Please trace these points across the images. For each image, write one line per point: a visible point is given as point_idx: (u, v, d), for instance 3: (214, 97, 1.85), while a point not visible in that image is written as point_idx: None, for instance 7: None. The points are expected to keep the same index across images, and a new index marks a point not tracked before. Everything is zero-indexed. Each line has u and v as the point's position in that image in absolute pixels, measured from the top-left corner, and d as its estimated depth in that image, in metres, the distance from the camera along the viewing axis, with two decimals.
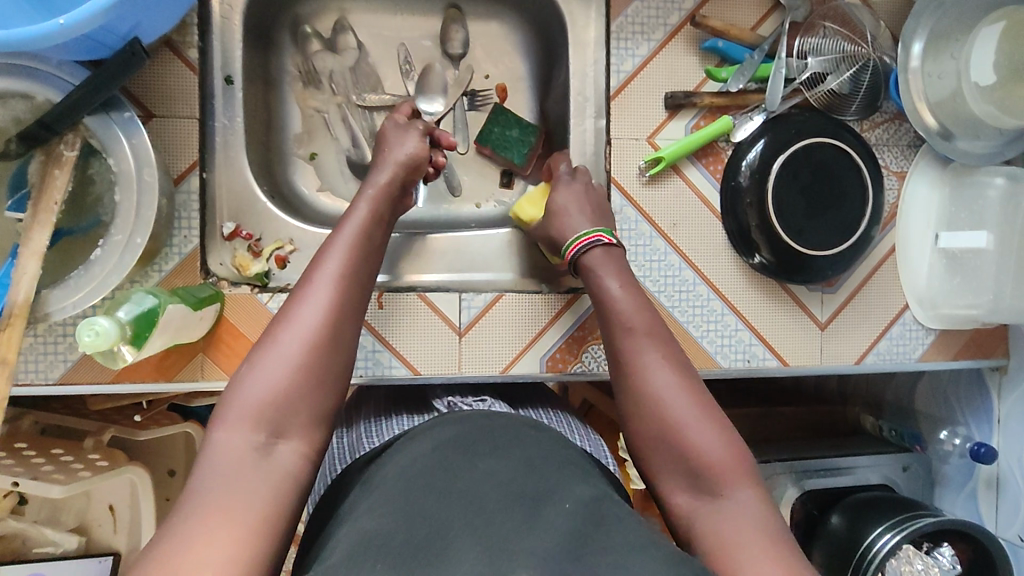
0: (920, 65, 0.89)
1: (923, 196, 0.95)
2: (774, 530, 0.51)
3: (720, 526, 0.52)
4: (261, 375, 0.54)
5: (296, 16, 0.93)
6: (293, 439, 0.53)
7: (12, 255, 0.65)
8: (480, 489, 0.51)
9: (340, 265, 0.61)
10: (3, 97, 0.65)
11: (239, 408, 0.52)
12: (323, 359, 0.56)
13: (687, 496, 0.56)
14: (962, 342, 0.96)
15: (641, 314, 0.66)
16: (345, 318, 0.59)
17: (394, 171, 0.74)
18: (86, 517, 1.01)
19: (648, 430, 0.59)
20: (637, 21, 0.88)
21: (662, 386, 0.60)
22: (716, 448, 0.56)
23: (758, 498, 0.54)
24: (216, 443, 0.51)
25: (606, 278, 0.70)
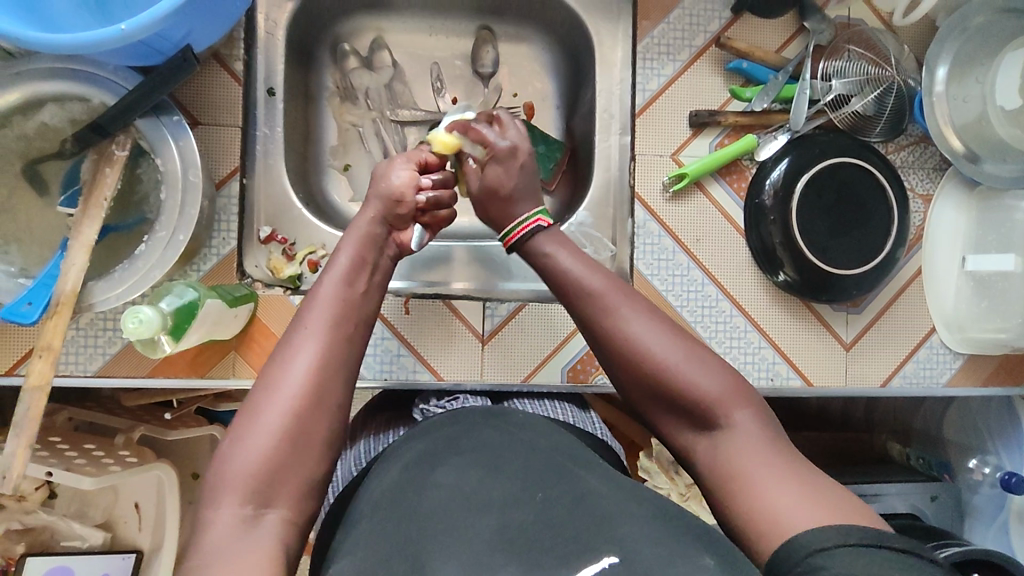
0: (945, 89, 0.89)
1: (951, 219, 0.94)
2: (771, 442, 0.57)
3: (726, 453, 0.57)
4: (248, 448, 0.54)
5: (335, 36, 0.98)
6: (280, 506, 0.54)
7: (61, 248, 0.69)
8: (444, 503, 0.53)
9: (314, 318, 0.60)
10: (62, 100, 0.70)
11: (227, 482, 0.53)
12: (307, 428, 0.56)
13: (689, 431, 0.60)
14: (993, 367, 0.94)
15: (608, 273, 0.66)
16: (331, 380, 0.58)
17: (375, 215, 0.71)
18: (112, 514, 1.04)
19: (633, 375, 0.62)
20: (663, 42, 0.91)
21: (638, 332, 0.62)
22: (708, 381, 0.59)
23: (756, 416, 0.59)
24: (208, 521, 0.52)
25: (549, 245, 0.70)
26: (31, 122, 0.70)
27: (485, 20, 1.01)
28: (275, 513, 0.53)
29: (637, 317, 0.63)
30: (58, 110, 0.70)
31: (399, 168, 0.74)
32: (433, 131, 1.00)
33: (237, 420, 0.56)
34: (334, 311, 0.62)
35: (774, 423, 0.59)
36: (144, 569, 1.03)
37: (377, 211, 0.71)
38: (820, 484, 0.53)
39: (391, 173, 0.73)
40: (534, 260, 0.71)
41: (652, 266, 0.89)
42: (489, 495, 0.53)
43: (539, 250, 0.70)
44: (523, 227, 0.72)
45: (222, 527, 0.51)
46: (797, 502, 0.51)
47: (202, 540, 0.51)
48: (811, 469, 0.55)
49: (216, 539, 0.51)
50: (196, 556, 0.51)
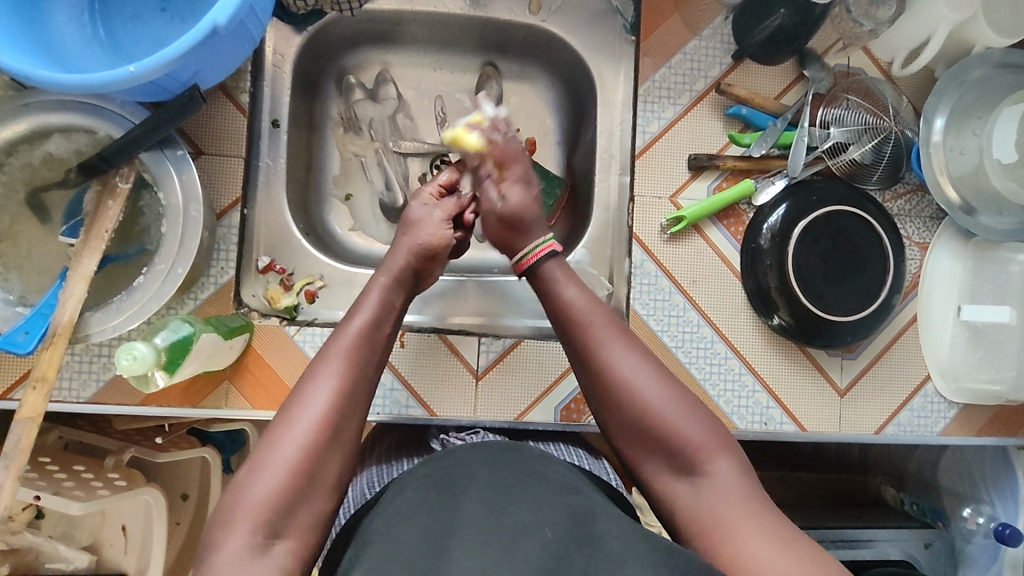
0: (942, 139, 0.90)
1: (946, 268, 0.94)
2: (753, 500, 0.57)
3: (705, 503, 0.58)
4: (263, 476, 0.55)
5: (341, 68, 1.00)
6: (290, 537, 0.54)
7: (61, 277, 0.69)
8: (462, 518, 0.54)
9: (344, 353, 0.62)
10: (68, 132, 0.71)
11: (239, 509, 0.53)
12: (320, 463, 0.57)
13: (668, 478, 0.61)
14: (986, 418, 0.94)
15: (600, 311, 0.67)
16: (347, 413, 0.59)
17: (409, 258, 0.72)
18: (98, 536, 1.03)
19: (619, 418, 0.63)
20: (663, 85, 0.92)
21: (627, 374, 0.63)
22: (692, 428, 0.61)
23: (735, 466, 0.60)
24: (218, 548, 0.52)
25: (554, 272, 0.71)
26: (35, 152, 0.71)
27: (490, 57, 1.03)
28: (285, 544, 0.54)
29: (627, 359, 0.64)
30: (63, 140, 0.71)
31: (432, 218, 0.75)
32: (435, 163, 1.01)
33: (255, 448, 0.57)
34: (355, 346, 0.63)
35: (755, 480, 0.60)
36: None
37: (412, 256, 0.72)
38: (799, 544, 0.53)
39: (422, 222, 0.75)
40: (543, 293, 0.71)
41: (647, 307, 0.90)
42: (501, 520, 0.54)
43: (550, 277, 0.71)
44: (535, 254, 0.72)
45: (231, 556, 0.51)
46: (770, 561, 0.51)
47: (211, 565, 0.51)
48: (785, 520, 0.56)
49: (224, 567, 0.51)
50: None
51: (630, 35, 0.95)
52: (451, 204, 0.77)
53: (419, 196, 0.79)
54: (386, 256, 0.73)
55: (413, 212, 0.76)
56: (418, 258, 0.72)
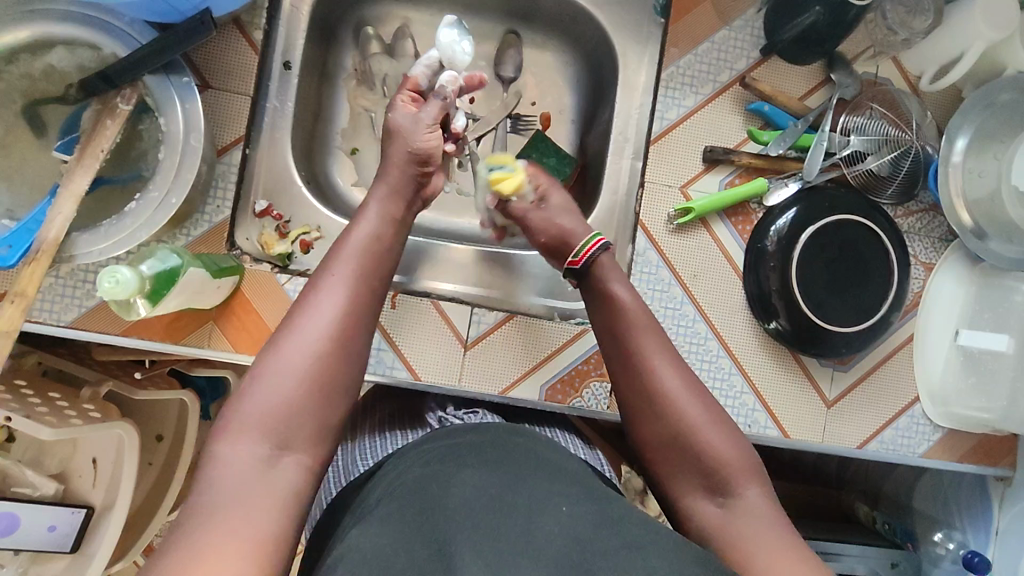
0: (962, 159, 0.89)
1: (948, 291, 0.93)
2: (780, 524, 0.58)
3: (732, 520, 0.58)
4: (265, 385, 0.55)
5: (360, 18, 0.97)
6: (298, 450, 0.54)
7: (51, 193, 0.68)
8: (464, 502, 0.52)
9: (352, 266, 0.62)
10: (73, 45, 0.69)
11: (244, 419, 0.53)
12: (329, 371, 0.56)
13: (699, 497, 0.61)
14: (970, 445, 0.93)
15: (640, 314, 0.68)
16: (351, 322, 0.59)
17: (410, 171, 0.71)
18: (68, 466, 1.02)
19: (652, 431, 0.64)
20: (687, 73, 0.90)
21: (669, 387, 0.64)
22: (727, 449, 0.61)
23: (765, 495, 0.60)
24: (220, 459, 0.52)
25: (613, 279, 0.72)
26: (36, 62, 0.69)
27: (513, 25, 1.00)
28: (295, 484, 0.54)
29: (670, 372, 0.65)
30: (66, 53, 0.69)
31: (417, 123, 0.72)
32: None
33: (258, 360, 0.57)
34: (360, 260, 0.63)
35: (781, 507, 0.61)
36: (94, 526, 1.01)
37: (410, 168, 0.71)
38: (819, 563, 0.54)
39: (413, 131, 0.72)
40: (592, 290, 0.72)
41: (645, 295, 0.88)
42: (513, 500, 0.53)
43: (602, 279, 0.72)
44: (587, 249, 0.74)
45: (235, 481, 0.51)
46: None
47: (213, 478, 0.51)
48: (814, 554, 0.55)
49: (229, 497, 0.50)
50: (201, 493, 0.50)
51: (660, 18, 0.93)
52: (437, 108, 0.73)
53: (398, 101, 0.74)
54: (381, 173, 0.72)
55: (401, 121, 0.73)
56: (415, 168, 0.71)
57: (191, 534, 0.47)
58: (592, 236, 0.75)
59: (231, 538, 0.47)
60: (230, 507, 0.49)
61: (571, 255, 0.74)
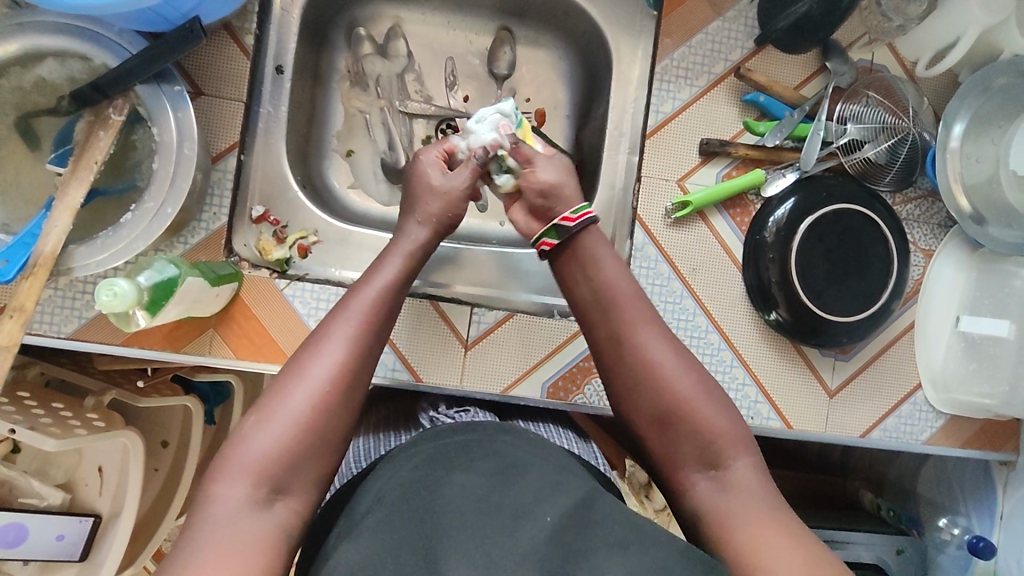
0: (959, 145, 0.88)
1: (948, 278, 0.93)
2: (769, 497, 0.58)
3: (724, 494, 0.59)
4: (268, 432, 0.55)
5: (352, 19, 0.97)
6: (291, 495, 0.55)
7: (46, 207, 0.67)
8: (454, 505, 0.53)
9: (363, 316, 0.62)
10: (63, 56, 0.68)
11: (241, 460, 0.54)
12: (327, 426, 0.57)
13: (692, 471, 0.61)
14: (973, 430, 0.93)
15: (631, 286, 0.69)
16: (358, 380, 0.60)
17: (433, 230, 0.71)
18: (74, 475, 1.02)
19: (645, 407, 0.64)
20: (681, 65, 0.89)
21: (662, 362, 0.64)
22: (719, 422, 0.62)
23: (755, 467, 0.61)
24: (219, 498, 0.53)
25: (602, 251, 0.70)
26: (28, 75, 0.69)
27: (506, 21, 1.00)
28: (286, 501, 0.55)
29: (662, 348, 0.65)
30: (57, 65, 0.68)
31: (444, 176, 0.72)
32: (440, 127, 0.99)
33: (261, 403, 0.57)
34: (374, 309, 0.63)
35: (771, 478, 0.61)
36: (102, 534, 1.02)
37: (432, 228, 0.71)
38: (807, 535, 0.54)
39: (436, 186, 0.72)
40: (579, 264, 0.70)
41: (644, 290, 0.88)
42: (501, 501, 0.53)
43: (591, 248, 0.70)
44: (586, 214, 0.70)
45: (230, 507, 0.52)
46: (782, 559, 0.52)
47: (206, 515, 0.52)
48: (802, 527, 0.56)
49: (220, 518, 0.52)
50: (195, 529, 0.51)
51: (653, 10, 0.92)
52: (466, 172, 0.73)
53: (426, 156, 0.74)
54: (399, 224, 0.72)
55: (430, 180, 0.72)
56: (443, 232, 0.72)
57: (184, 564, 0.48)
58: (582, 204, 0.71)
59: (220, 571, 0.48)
60: (221, 544, 0.50)
61: (570, 212, 0.71)
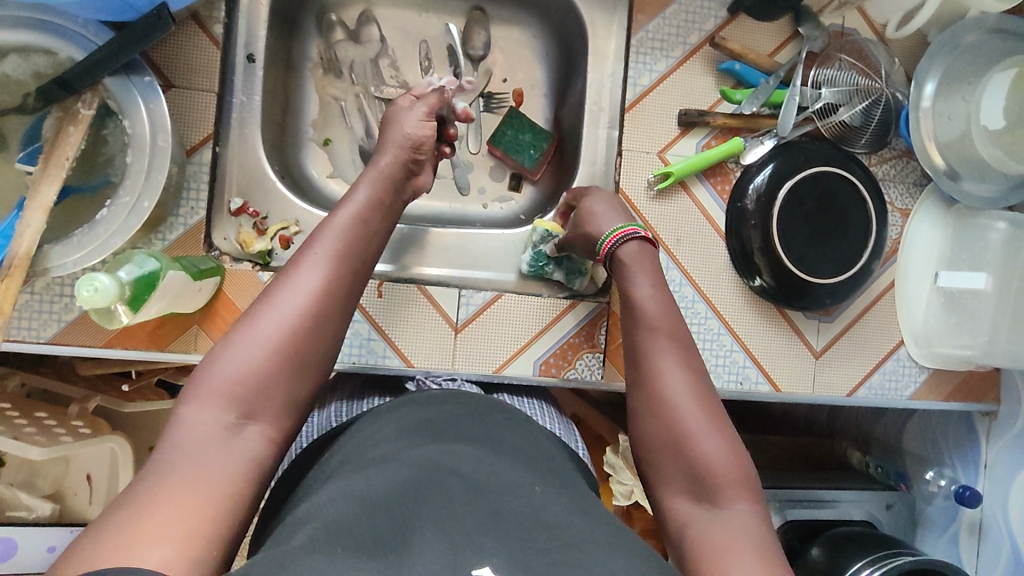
0: (931, 104, 0.89)
1: (926, 235, 0.95)
2: (770, 545, 0.53)
3: (718, 531, 0.54)
4: (238, 352, 0.55)
5: (321, 5, 0.95)
6: (262, 422, 0.54)
7: (18, 208, 0.66)
8: (437, 480, 0.52)
9: (335, 251, 0.63)
10: (26, 51, 0.66)
11: (212, 382, 0.54)
12: (299, 351, 0.57)
13: (685, 500, 0.58)
14: (955, 383, 0.96)
15: (663, 316, 0.67)
16: (328, 308, 0.60)
17: (395, 155, 0.76)
18: (62, 484, 1.01)
19: (650, 431, 0.61)
20: (656, 37, 0.89)
21: (677, 387, 0.61)
22: (723, 459, 0.58)
23: (755, 512, 0.56)
24: (185, 418, 0.52)
25: (636, 276, 0.71)
26: None
27: (477, 1, 0.99)
28: (256, 427, 0.54)
29: (682, 377, 0.62)
30: (20, 61, 0.66)
31: (413, 114, 0.79)
32: None
33: (232, 329, 0.58)
34: (344, 242, 0.65)
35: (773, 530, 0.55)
36: None
37: (396, 155, 0.76)
38: None
39: (406, 121, 0.78)
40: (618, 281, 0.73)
41: None
42: (484, 481, 0.53)
43: (626, 268, 0.73)
44: (614, 237, 0.75)
45: (200, 431, 0.51)
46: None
47: (178, 437, 0.51)
48: None
49: (194, 439, 0.51)
50: (164, 450, 0.50)
51: None
52: (431, 100, 0.81)
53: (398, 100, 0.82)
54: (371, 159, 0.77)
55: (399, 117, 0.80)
56: (404, 157, 0.76)
57: (151, 487, 0.47)
58: (617, 227, 0.76)
59: (185, 498, 0.46)
60: (191, 468, 0.49)
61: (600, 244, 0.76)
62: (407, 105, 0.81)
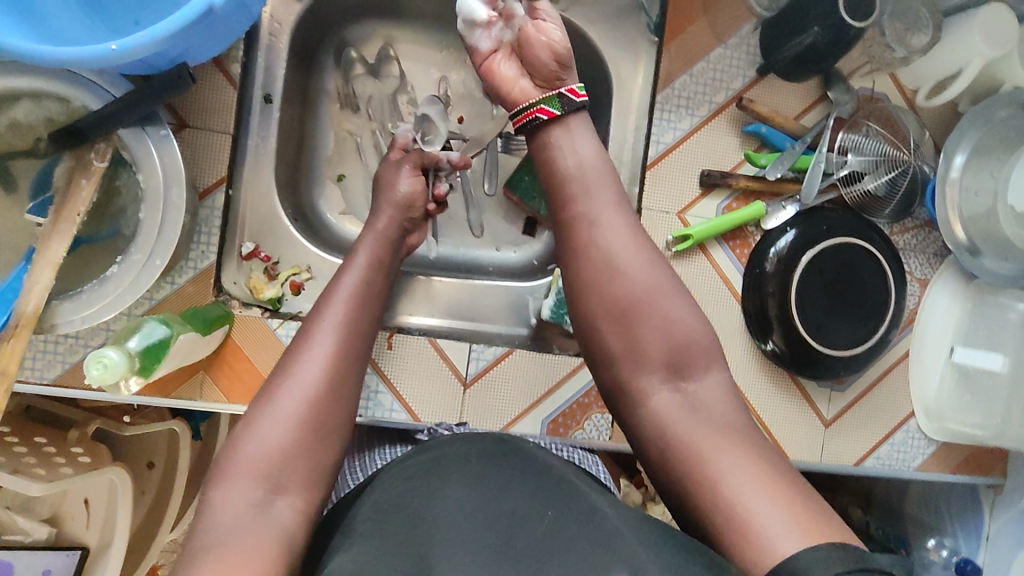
0: (959, 176, 0.88)
1: (943, 308, 0.94)
2: (734, 420, 0.60)
3: (689, 414, 0.60)
4: (262, 431, 0.56)
5: (341, 40, 0.93)
6: (291, 493, 0.55)
7: (26, 259, 0.64)
8: (444, 515, 0.52)
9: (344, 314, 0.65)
10: (38, 97, 0.64)
11: (239, 464, 0.54)
12: (322, 419, 0.58)
13: (659, 381, 0.62)
14: (963, 456, 0.95)
15: (608, 189, 0.67)
16: (342, 374, 0.62)
17: (392, 215, 0.78)
18: (59, 509, 0.99)
19: (601, 304, 0.65)
20: (683, 94, 0.88)
21: (627, 258, 0.65)
22: (686, 330, 0.63)
23: (722, 379, 0.63)
24: (219, 501, 0.53)
25: (581, 143, 0.69)
26: (1, 117, 0.64)
27: None
28: (286, 498, 0.55)
29: (628, 243, 0.65)
30: (33, 106, 0.64)
31: (401, 175, 0.81)
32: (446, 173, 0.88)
33: (252, 406, 0.58)
34: (350, 305, 0.66)
35: (739, 394, 0.63)
36: (90, 567, 0.99)
37: (392, 216, 0.78)
38: (784, 470, 0.56)
39: (397, 182, 0.80)
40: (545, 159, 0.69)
41: None
42: (494, 511, 0.52)
43: (573, 142, 0.69)
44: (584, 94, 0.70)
45: (231, 511, 0.52)
46: (767, 503, 0.52)
47: (211, 523, 0.52)
48: (777, 459, 0.57)
49: (228, 523, 0.52)
50: (200, 539, 0.51)
51: (654, 36, 0.90)
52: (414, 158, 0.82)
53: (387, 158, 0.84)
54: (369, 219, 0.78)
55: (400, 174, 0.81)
56: (398, 218, 0.78)
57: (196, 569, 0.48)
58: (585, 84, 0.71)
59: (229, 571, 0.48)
60: (225, 546, 0.50)
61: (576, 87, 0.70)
62: (393, 161, 0.83)
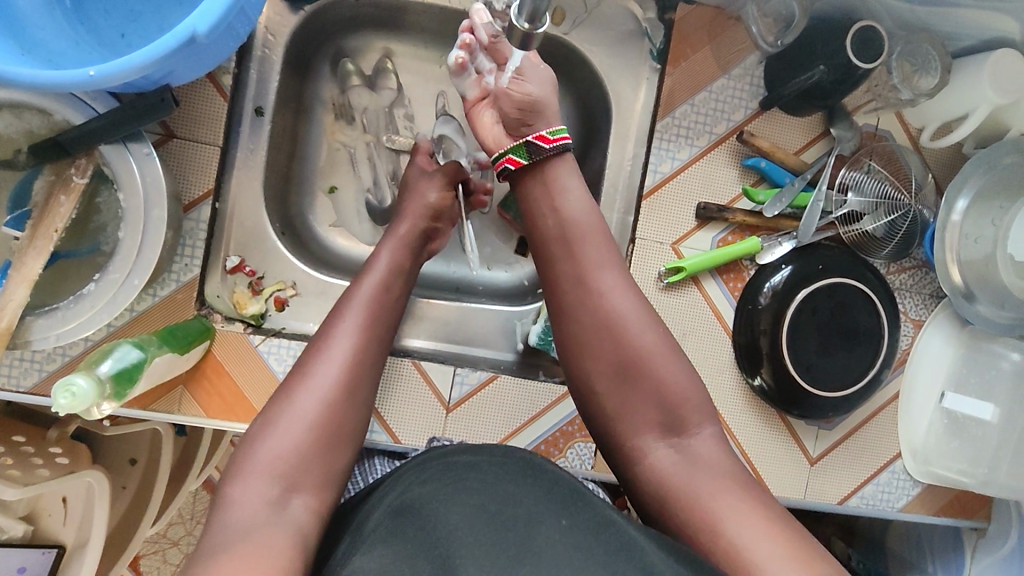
0: (961, 220, 0.86)
1: (937, 350, 0.93)
2: (730, 468, 0.59)
3: (685, 468, 0.59)
4: (276, 435, 0.56)
5: (338, 49, 0.91)
6: (306, 493, 0.54)
7: (2, 273, 0.63)
8: (463, 521, 0.50)
9: (360, 318, 0.65)
10: (19, 109, 0.62)
11: (255, 464, 0.54)
12: (334, 425, 0.58)
13: (655, 436, 0.61)
14: (947, 499, 0.94)
15: (596, 228, 0.66)
16: (359, 379, 0.61)
17: (414, 220, 0.77)
18: (36, 506, 0.98)
19: (597, 365, 0.64)
20: (683, 123, 0.86)
21: (623, 313, 0.63)
22: (681, 384, 0.62)
23: (718, 434, 0.62)
24: (233, 498, 0.52)
25: (570, 182, 0.67)
26: None
27: None
28: (301, 497, 0.54)
29: (624, 296, 0.64)
30: (12, 118, 0.62)
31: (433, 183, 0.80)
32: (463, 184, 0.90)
33: (268, 409, 0.58)
34: (367, 312, 0.66)
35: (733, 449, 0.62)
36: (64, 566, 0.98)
37: (418, 219, 0.78)
38: (787, 521, 0.55)
39: (426, 189, 0.80)
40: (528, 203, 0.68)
41: None
42: (512, 517, 0.51)
43: (563, 181, 0.67)
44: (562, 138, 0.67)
45: (247, 510, 0.52)
46: (770, 549, 0.51)
47: (226, 520, 0.51)
48: (776, 509, 0.56)
49: (239, 523, 0.51)
50: (215, 536, 0.50)
51: (656, 63, 0.89)
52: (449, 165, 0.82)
53: (414, 163, 0.84)
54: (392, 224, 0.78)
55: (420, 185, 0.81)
56: (422, 224, 0.78)
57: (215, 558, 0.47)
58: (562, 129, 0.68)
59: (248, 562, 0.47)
60: (240, 541, 0.49)
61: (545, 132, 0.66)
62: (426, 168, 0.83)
